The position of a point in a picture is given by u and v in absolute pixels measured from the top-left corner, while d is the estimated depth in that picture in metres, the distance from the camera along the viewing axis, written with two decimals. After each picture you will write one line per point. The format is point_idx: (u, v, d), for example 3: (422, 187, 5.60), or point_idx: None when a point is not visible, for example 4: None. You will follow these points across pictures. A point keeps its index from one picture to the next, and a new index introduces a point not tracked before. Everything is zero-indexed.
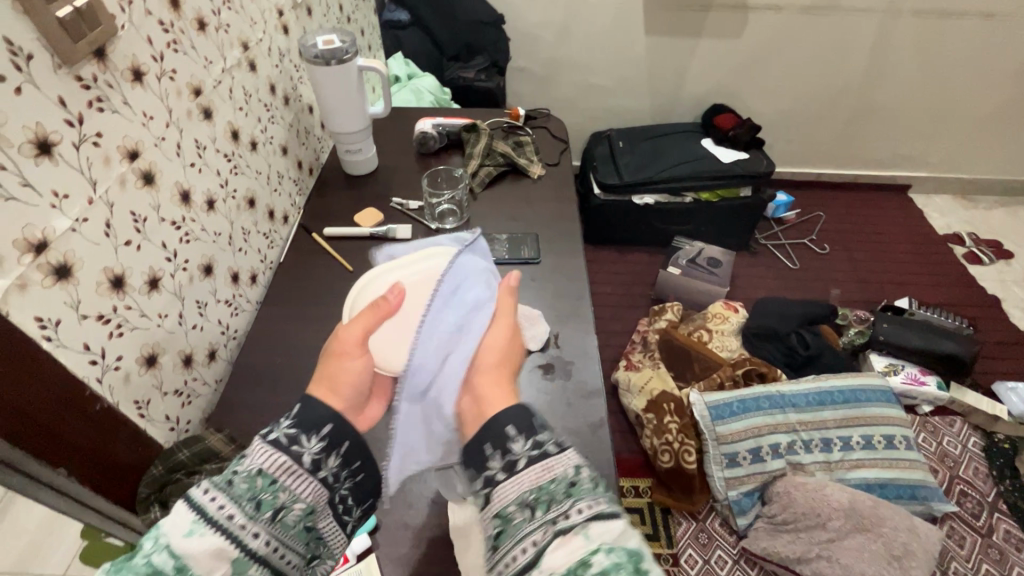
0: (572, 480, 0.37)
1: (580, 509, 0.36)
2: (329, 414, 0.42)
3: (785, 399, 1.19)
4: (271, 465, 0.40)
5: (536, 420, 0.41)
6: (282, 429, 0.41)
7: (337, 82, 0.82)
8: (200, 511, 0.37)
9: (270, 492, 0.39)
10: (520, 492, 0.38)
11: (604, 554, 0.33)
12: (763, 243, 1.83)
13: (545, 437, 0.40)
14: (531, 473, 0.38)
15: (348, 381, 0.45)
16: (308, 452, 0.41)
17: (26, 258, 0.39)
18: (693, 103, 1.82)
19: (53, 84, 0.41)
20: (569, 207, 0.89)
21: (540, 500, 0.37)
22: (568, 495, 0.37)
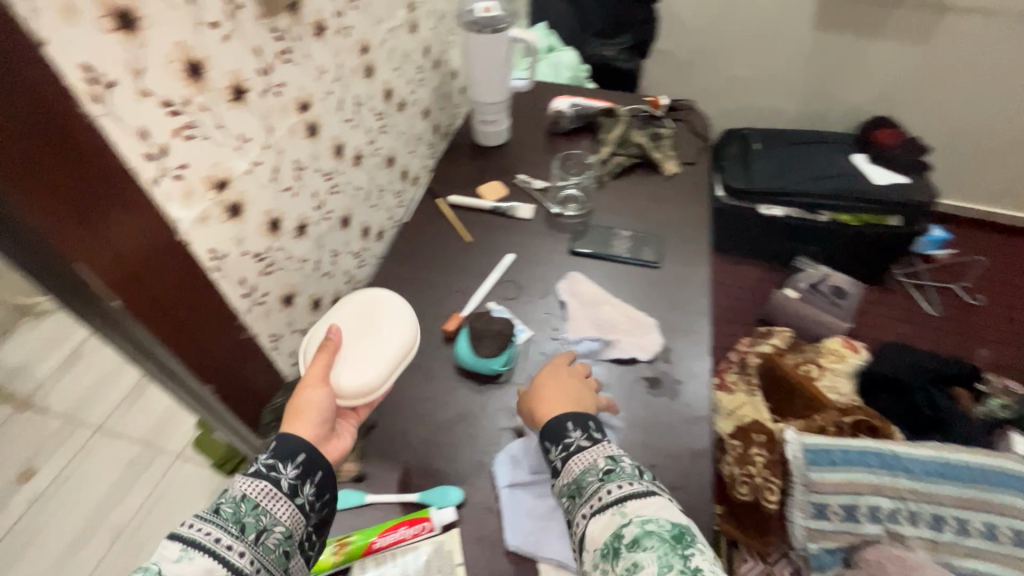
0: (605, 469, 0.45)
1: (609, 490, 0.44)
2: (302, 442, 0.45)
3: (901, 460, 0.96)
4: (253, 491, 0.42)
5: (566, 425, 0.49)
6: (261, 460, 0.44)
7: (488, 51, 0.81)
8: (187, 540, 0.38)
9: (253, 515, 0.41)
10: (562, 485, 0.46)
11: (635, 526, 0.40)
12: (901, 280, 1.61)
13: (573, 439, 0.48)
14: (568, 467, 0.47)
15: (307, 407, 0.48)
16: (285, 477, 0.43)
17: (208, 194, 0.42)
18: (852, 111, 1.61)
19: (253, 33, 0.43)
20: (701, 212, 0.83)
21: (575, 489, 0.45)
22: (600, 480, 0.45)
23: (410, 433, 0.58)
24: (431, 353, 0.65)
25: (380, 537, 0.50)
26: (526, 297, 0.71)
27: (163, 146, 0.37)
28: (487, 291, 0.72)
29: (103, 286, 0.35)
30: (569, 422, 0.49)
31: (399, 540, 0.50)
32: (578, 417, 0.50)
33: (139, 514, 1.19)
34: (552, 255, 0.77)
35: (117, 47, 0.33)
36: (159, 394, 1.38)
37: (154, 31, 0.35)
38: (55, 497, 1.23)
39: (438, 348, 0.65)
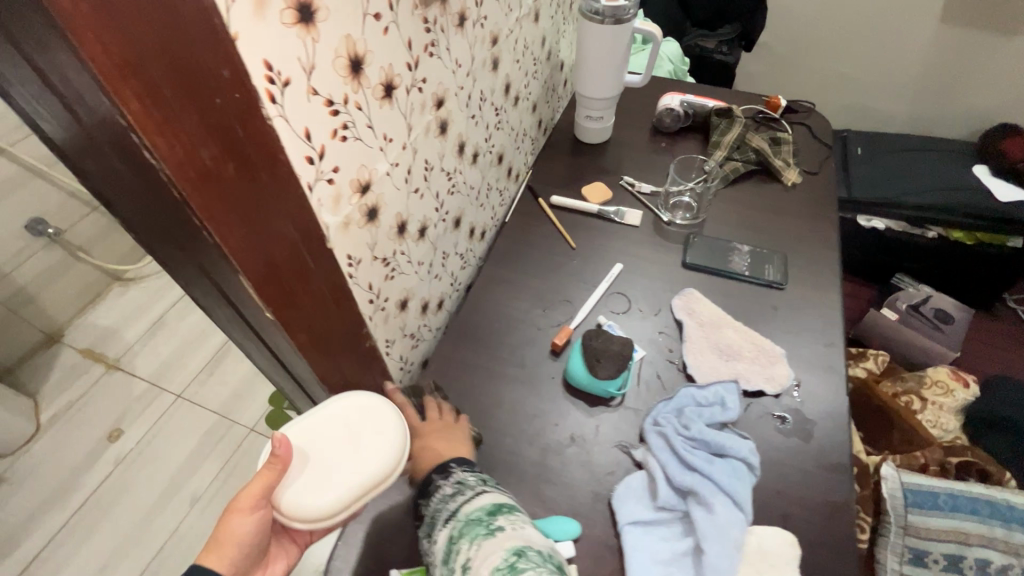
0: (453, 491, 0.45)
1: (454, 506, 0.43)
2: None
3: (1013, 512, 0.84)
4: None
5: (441, 470, 0.47)
6: None
7: (606, 42, 0.75)
8: None
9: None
10: (423, 521, 0.45)
11: (472, 529, 0.41)
12: (1012, 306, 1.46)
13: (439, 480, 0.46)
14: (432, 501, 0.45)
15: (230, 537, 0.37)
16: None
17: (353, 198, 0.40)
18: (974, 116, 1.45)
19: (408, 25, 0.40)
20: (826, 229, 0.75)
21: (429, 521, 0.44)
22: (447, 502, 0.44)
23: (518, 453, 0.55)
24: (537, 367, 0.62)
25: None
26: (638, 313, 0.66)
27: (322, 149, 0.34)
28: (597, 301, 0.67)
29: (261, 299, 0.33)
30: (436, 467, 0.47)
31: None
32: (453, 459, 0.48)
33: (216, 481, 1.24)
34: (663, 267, 0.71)
35: (295, 42, 0.30)
36: (237, 366, 1.43)
37: (326, 24, 0.32)
38: (140, 458, 1.29)
39: (544, 361, 0.62)
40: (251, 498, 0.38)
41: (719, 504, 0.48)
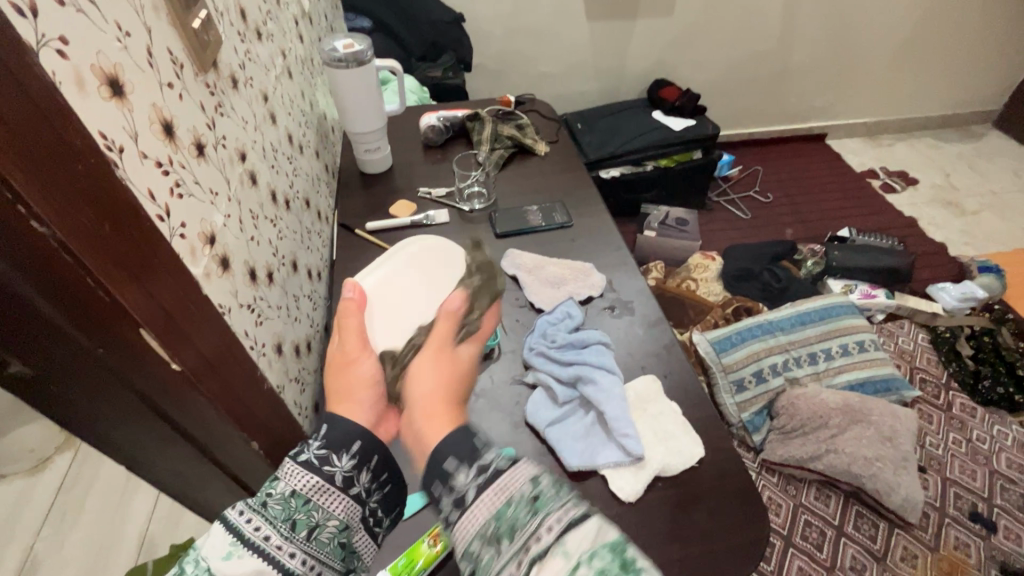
0: (533, 496, 0.35)
1: (549, 526, 0.33)
2: (357, 431, 0.43)
3: (774, 324, 1.21)
4: (303, 486, 0.40)
5: (475, 445, 0.40)
6: (313, 450, 0.41)
7: (357, 83, 0.85)
8: (235, 533, 0.37)
9: (304, 511, 0.39)
10: (481, 525, 0.35)
11: (586, 565, 0.31)
12: (716, 200, 1.99)
13: (489, 459, 0.38)
14: (486, 500, 0.36)
15: (362, 382, 0.47)
16: (339, 471, 0.41)
17: (205, 250, 0.42)
18: (637, 80, 1.95)
19: (196, 90, 0.44)
20: (581, 175, 0.98)
21: (502, 530, 0.34)
22: (533, 513, 0.34)
23: None
24: None
25: None
26: None
27: (167, 206, 0.37)
28: None
29: (161, 347, 0.35)
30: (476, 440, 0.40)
31: None
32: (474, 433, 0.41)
33: None
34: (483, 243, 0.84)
35: (116, 113, 0.33)
36: (58, 574, 1.08)
37: (134, 97, 0.35)
38: None
39: None
40: (359, 349, 0.49)
41: (602, 380, 0.61)
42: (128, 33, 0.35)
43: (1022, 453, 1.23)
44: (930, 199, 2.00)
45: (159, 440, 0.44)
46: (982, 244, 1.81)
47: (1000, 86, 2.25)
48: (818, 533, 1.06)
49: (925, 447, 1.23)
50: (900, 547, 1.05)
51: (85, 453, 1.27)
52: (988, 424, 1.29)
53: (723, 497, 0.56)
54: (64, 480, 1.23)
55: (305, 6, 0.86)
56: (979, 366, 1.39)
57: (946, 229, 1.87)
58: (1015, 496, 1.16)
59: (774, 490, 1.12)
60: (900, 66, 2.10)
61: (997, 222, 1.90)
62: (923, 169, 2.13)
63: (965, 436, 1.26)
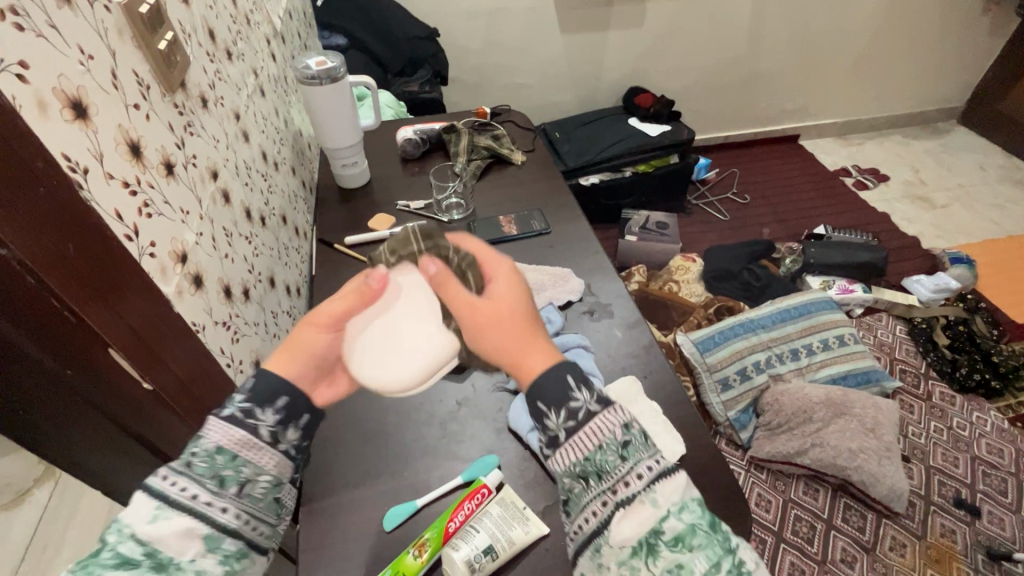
0: (623, 443, 0.37)
1: (640, 474, 0.36)
2: (284, 384, 0.40)
3: (755, 322, 1.23)
4: (228, 440, 0.37)
5: (567, 385, 0.38)
6: (236, 405, 0.38)
7: (330, 99, 0.85)
8: (161, 494, 0.34)
9: (233, 467, 0.37)
10: (570, 463, 0.37)
11: (675, 518, 0.35)
12: (695, 203, 2.02)
13: (580, 402, 0.37)
14: (576, 444, 0.37)
15: (305, 351, 0.43)
16: (265, 424, 0.38)
17: (177, 268, 0.42)
18: (612, 89, 1.99)
19: (164, 110, 0.44)
20: (558, 182, 0.99)
21: (590, 471, 0.37)
22: (622, 459, 0.36)
23: (420, 436, 0.62)
24: None
25: (452, 521, 0.53)
26: None
27: (135, 226, 0.37)
28: None
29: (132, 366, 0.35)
30: (571, 379, 0.38)
31: (469, 515, 0.53)
32: (569, 366, 0.38)
33: None
34: None
35: (80, 134, 0.33)
36: None
37: (99, 118, 0.35)
38: None
39: None
40: (331, 318, 0.44)
41: None
42: (91, 56, 0.35)
43: (1001, 438, 1.26)
44: (902, 194, 2.05)
45: (133, 458, 0.44)
46: (953, 236, 1.86)
47: (962, 84, 2.33)
48: (808, 527, 1.06)
49: (908, 437, 1.25)
50: (888, 537, 1.06)
51: (64, 484, 1.23)
52: (968, 410, 1.31)
53: (704, 492, 0.57)
54: (43, 512, 1.19)
55: (277, 25, 0.87)
56: (956, 355, 1.42)
57: (918, 223, 1.92)
58: (997, 481, 1.18)
59: (763, 486, 1.12)
60: (867, 68, 2.16)
61: (966, 214, 1.96)
62: (893, 166, 2.19)
63: (946, 424, 1.28)
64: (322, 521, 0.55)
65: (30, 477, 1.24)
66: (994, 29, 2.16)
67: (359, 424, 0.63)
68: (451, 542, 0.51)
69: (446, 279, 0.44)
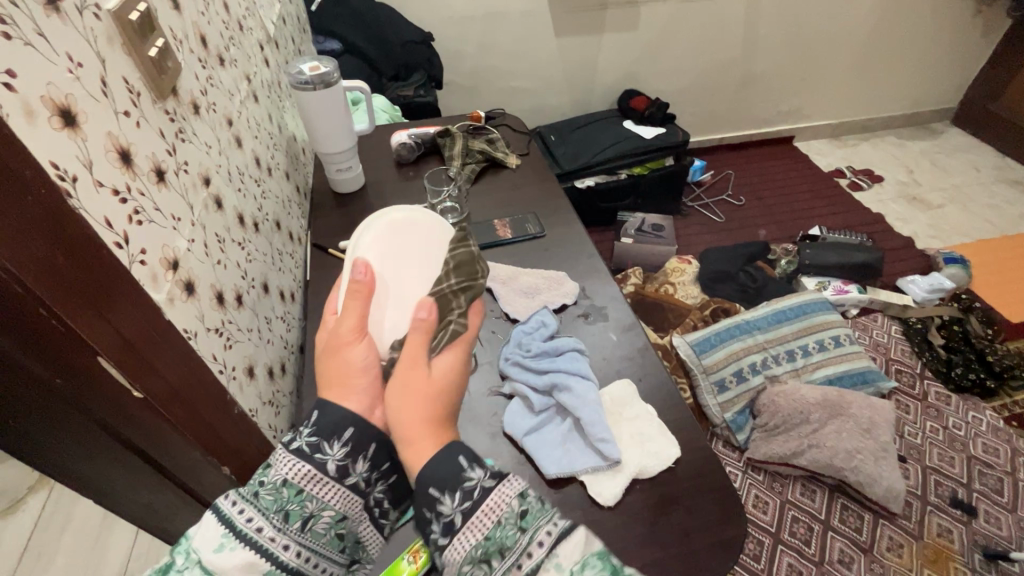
0: (520, 513, 0.38)
1: (539, 541, 0.36)
2: (349, 416, 0.42)
3: (751, 324, 1.23)
4: (295, 475, 0.40)
5: (459, 466, 0.40)
6: (303, 438, 0.41)
7: (323, 103, 0.85)
8: (228, 524, 0.37)
9: (297, 502, 0.39)
10: (470, 548, 0.37)
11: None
12: (691, 205, 2.02)
13: (474, 480, 0.39)
14: (474, 524, 0.37)
15: (354, 368, 0.44)
16: (331, 459, 0.40)
17: (168, 275, 0.42)
18: (607, 91, 1.99)
19: (154, 118, 0.44)
20: (553, 186, 0.99)
21: (491, 552, 0.36)
22: (520, 531, 0.37)
23: None
24: None
25: None
26: None
27: (125, 233, 0.37)
28: None
29: (123, 374, 0.35)
30: (462, 459, 0.40)
31: None
32: (464, 448, 0.41)
33: None
34: None
35: (68, 141, 0.33)
36: None
37: (88, 126, 0.35)
38: None
39: None
40: (355, 330, 0.46)
41: (581, 387, 0.62)
42: (80, 63, 0.35)
43: (997, 438, 1.26)
44: (896, 195, 2.06)
45: (125, 466, 0.43)
46: (947, 237, 1.87)
47: (955, 85, 2.35)
48: (805, 528, 1.06)
49: (904, 437, 1.25)
50: (885, 538, 1.06)
51: (58, 492, 1.22)
52: (963, 410, 1.31)
53: (700, 494, 0.57)
54: (36, 521, 1.18)
55: (271, 30, 0.87)
56: (951, 355, 1.43)
57: (912, 223, 1.93)
58: (993, 480, 1.19)
59: (760, 488, 1.12)
60: (861, 69, 2.18)
61: (960, 215, 1.97)
62: (887, 167, 2.20)
63: (942, 424, 1.28)
64: None
65: (23, 486, 1.23)
66: (986, 30, 2.18)
67: None
68: None
69: (423, 334, 0.44)
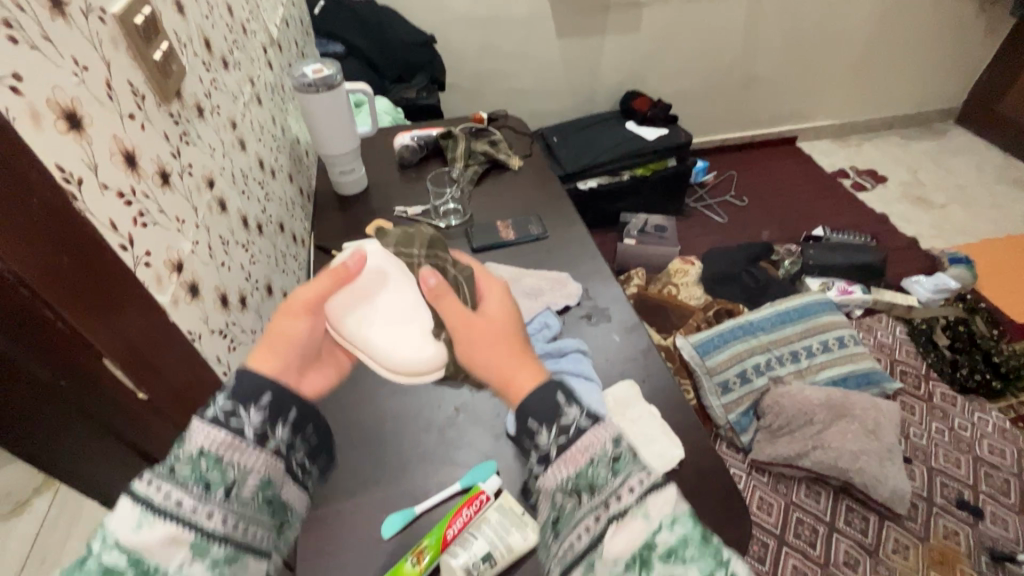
0: (613, 457, 0.35)
1: (630, 487, 0.33)
2: (267, 381, 0.38)
3: (755, 324, 1.22)
4: (211, 443, 0.36)
5: (557, 401, 0.38)
6: (218, 405, 0.37)
7: (326, 106, 0.85)
8: (144, 501, 0.33)
9: (218, 470, 0.35)
10: (563, 478, 0.36)
11: (667, 530, 0.31)
12: (694, 206, 2.02)
13: (570, 417, 0.37)
14: (569, 458, 0.36)
15: (285, 339, 0.42)
16: (250, 424, 0.37)
17: (173, 276, 0.42)
18: (609, 93, 1.99)
19: (159, 120, 0.45)
20: (556, 187, 0.99)
21: (582, 485, 0.35)
22: (613, 473, 0.34)
23: (418, 444, 0.62)
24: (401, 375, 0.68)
25: (450, 527, 0.52)
26: None
27: (130, 236, 0.37)
28: None
29: (127, 375, 0.36)
30: (559, 395, 0.38)
31: (467, 522, 0.52)
32: (559, 385, 0.39)
33: None
34: None
35: (74, 146, 0.33)
36: None
37: (94, 129, 0.35)
38: None
39: None
40: (307, 304, 0.44)
41: (586, 388, 0.62)
42: (85, 67, 0.35)
43: (1004, 439, 1.26)
44: (900, 195, 2.05)
45: (129, 467, 0.44)
46: (952, 236, 1.86)
47: (958, 85, 2.34)
48: (811, 530, 1.06)
49: (909, 438, 1.25)
50: (891, 539, 1.06)
51: (64, 494, 1.23)
52: (969, 411, 1.31)
53: (704, 495, 0.57)
54: (42, 523, 1.19)
55: (274, 34, 0.87)
56: (956, 355, 1.42)
57: (916, 223, 1.92)
58: (999, 482, 1.18)
59: (764, 489, 1.12)
60: (864, 70, 2.17)
61: (965, 214, 1.96)
62: (891, 167, 2.19)
63: (947, 425, 1.28)
64: (320, 528, 0.55)
65: (30, 487, 1.24)
66: (989, 29, 2.17)
67: (356, 431, 0.63)
68: (449, 549, 0.51)
69: (444, 297, 0.44)
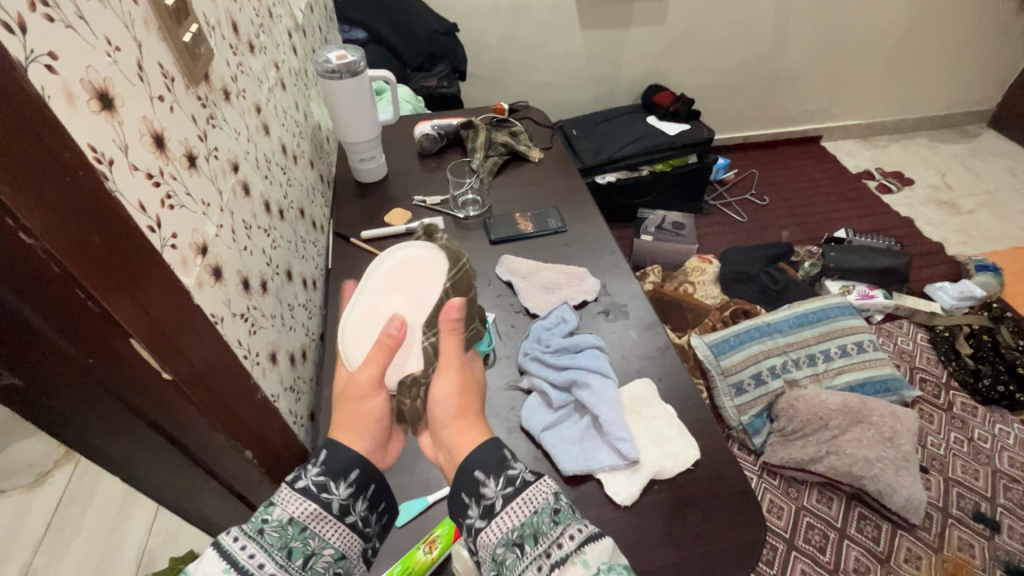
0: (555, 509, 0.40)
1: (570, 536, 0.38)
2: (355, 459, 0.44)
3: (772, 326, 1.21)
4: (302, 513, 0.41)
5: (503, 456, 0.44)
6: (311, 476, 0.42)
7: (348, 92, 0.85)
8: (230, 559, 0.37)
9: (301, 540, 0.40)
10: (507, 531, 0.40)
11: None
12: (713, 204, 1.99)
13: (517, 470, 0.43)
14: (513, 510, 0.41)
15: (368, 419, 0.47)
16: (337, 498, 0.42)
17: (197, 260, 0.43)
18: (631, 87, 1.97)
19: (187, 103, 0.45)
20: (576, 181, 0.98)
21: (526, 536, 0.39)
22: (555, 522, 0.39)
23: None
24: None
25: None
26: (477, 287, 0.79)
27: (157, 217, 0.38)
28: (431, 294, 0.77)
29: (153, 357, 0.36)
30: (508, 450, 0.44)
31: None
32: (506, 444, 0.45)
33: None
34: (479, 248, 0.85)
35: (106, 125, 0.33)
36: None
37: (124, 109, 0.36)
38: None
39: None
40: (372, 384, 0.47)
41: (601, 384, 0.62)
42: (118, 47, 0.35)
43: None
44: (927, 199, 2.00)
45: (151, 445, 0.44)
46: (979, 243, 1.81)
47: (992, 87, 2.27)
48: (821, 536, 1.05)
49: (927, 447, 1.23)
50: (903, 548, 1.04)
51: (84, 468, 1.26)
52: (989, 422, 1.28)
53: (719, 497, 0.56)
54: (63, 495, 1.22)
55: (299, 19, 0.87)
56: (979, 363, 1.38)
57: (942, 228, 1.88)
58: (1019, 496, 1.15)
59: (775, 493, 1.11)
60: (894, 69, 2.12)
61: (994, 220, 1.90)
62: (918, 169, 2.14)
63: (966, 436, 1.25)
64: None
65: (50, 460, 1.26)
66: None
67: None
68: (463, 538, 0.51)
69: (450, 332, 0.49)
